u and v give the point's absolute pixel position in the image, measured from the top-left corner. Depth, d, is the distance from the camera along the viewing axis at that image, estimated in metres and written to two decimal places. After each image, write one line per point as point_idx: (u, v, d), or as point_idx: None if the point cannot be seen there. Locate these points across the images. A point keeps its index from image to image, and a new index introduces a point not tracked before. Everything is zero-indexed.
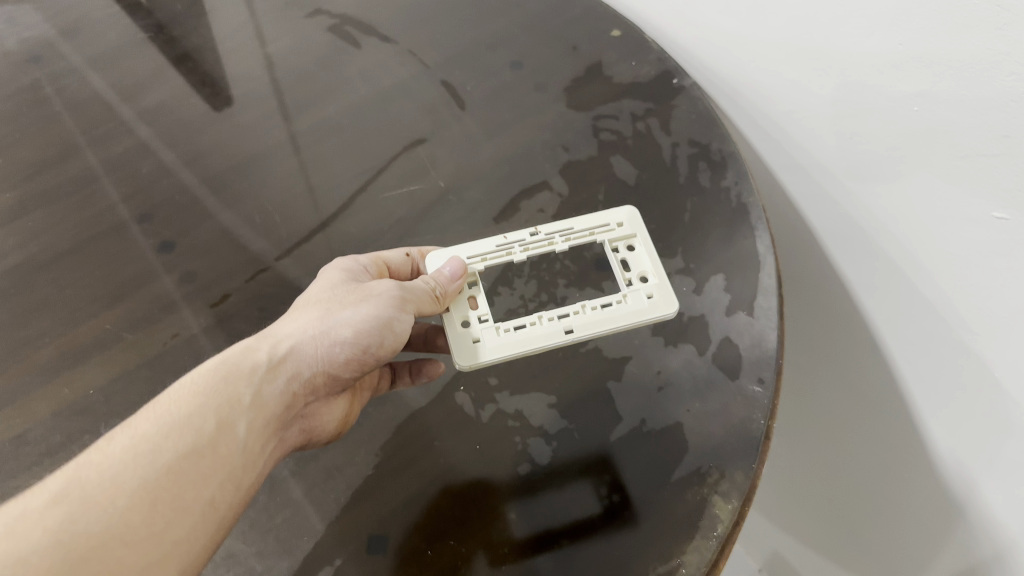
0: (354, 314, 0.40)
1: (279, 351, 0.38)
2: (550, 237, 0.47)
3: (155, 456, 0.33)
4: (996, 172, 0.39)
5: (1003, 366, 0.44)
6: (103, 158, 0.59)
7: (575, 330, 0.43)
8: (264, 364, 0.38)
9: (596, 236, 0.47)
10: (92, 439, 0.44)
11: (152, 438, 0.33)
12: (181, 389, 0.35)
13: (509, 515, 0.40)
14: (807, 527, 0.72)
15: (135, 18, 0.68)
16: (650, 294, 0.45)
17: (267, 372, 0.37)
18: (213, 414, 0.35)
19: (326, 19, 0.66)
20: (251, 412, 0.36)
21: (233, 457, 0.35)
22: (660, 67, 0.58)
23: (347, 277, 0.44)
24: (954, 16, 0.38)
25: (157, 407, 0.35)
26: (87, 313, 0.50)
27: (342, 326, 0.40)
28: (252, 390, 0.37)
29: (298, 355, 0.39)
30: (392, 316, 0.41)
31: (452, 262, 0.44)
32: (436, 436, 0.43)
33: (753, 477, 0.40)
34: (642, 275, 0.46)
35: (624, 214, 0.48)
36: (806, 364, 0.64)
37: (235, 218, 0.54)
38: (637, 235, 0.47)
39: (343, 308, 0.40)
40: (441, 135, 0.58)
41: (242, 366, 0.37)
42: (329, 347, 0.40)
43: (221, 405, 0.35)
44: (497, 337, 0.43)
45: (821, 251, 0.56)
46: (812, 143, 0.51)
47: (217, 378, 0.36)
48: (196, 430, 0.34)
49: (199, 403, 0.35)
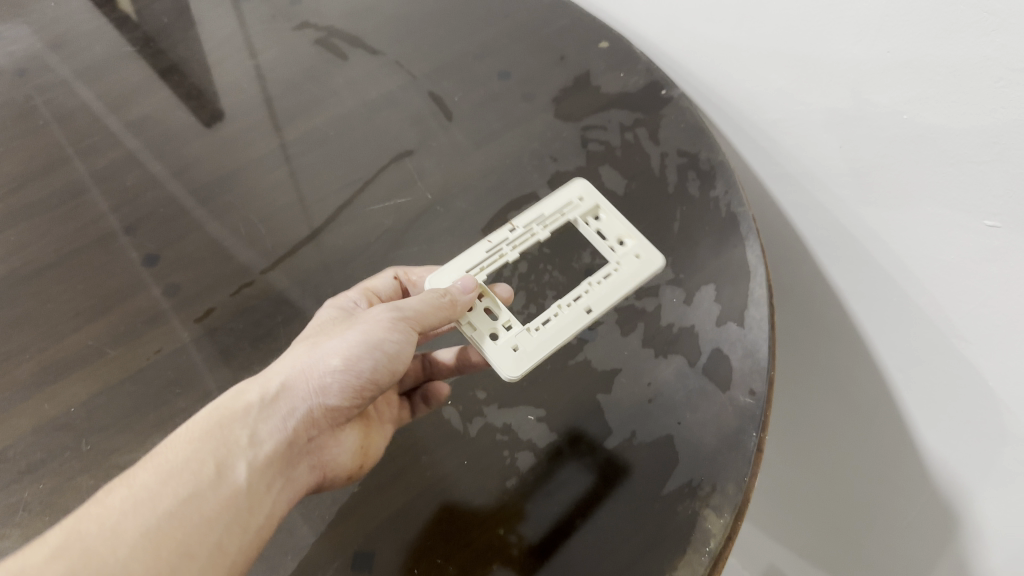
0: (342, 342, 0.39)
1: (269, 390, 0.38)
2: (529, 229, 0.48)
3: (155, 502, 0.33)
4: (987, 178, 0.39)
5: (1004, 373, 0.43)
6: (90, 170, 0.58)
7: (595, 307, 0.44)
8: (257, 402, 0.37)
9: (565, 216, 0.49)
10: (71, 456, 0.43)
11: (151, 486, 0.34)
12: (178, 436, 0.36)
13: (498, 530, 0.39)
14: (807, 543, 0.71)
15: (122, 31, 0.68)
16: (636, 254, 0.46)
17: (261, 411, 0.37)
18: (211, 456, 0.35)
19: (313, 32, 0.66)
20: (250, 450, 0.36)
21: (238, 494, 0.35)
22: (649, 76, 0.57)
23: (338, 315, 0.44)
24: (941, 22, 0.37)
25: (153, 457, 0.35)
26: (70, 328, 0.49)
27: (332, 355, 0.39)
28: (249, 430, 0.37)
29: (292, 392, 0.38)
30: (383, 338, 0.40)
31: (463, 279, 0.44)
32: (424, 451, 0.43)
33: (746, 490, 0.39)
34: (619, 239, 0.48)
35: (580, 189, 0.50)
36: (799, 376, 0.63)
37: (222, 229, 0.54)
38: (600, 205, 0.49)
39: (330, 339, 0.40)
40: (428, 145, 0.57)
41: (235, 408, 0.37)
42: (321, 378, 0.38)
43: (219, 447, 0.36)
44: (532, 338, 0.43)
45: (811, 259, 0.55)
46: (800, 151, 0.50)
47: (212, 421, 0.36)
48: (195, 474, 0.35)
49: (195, 447, 0.35)
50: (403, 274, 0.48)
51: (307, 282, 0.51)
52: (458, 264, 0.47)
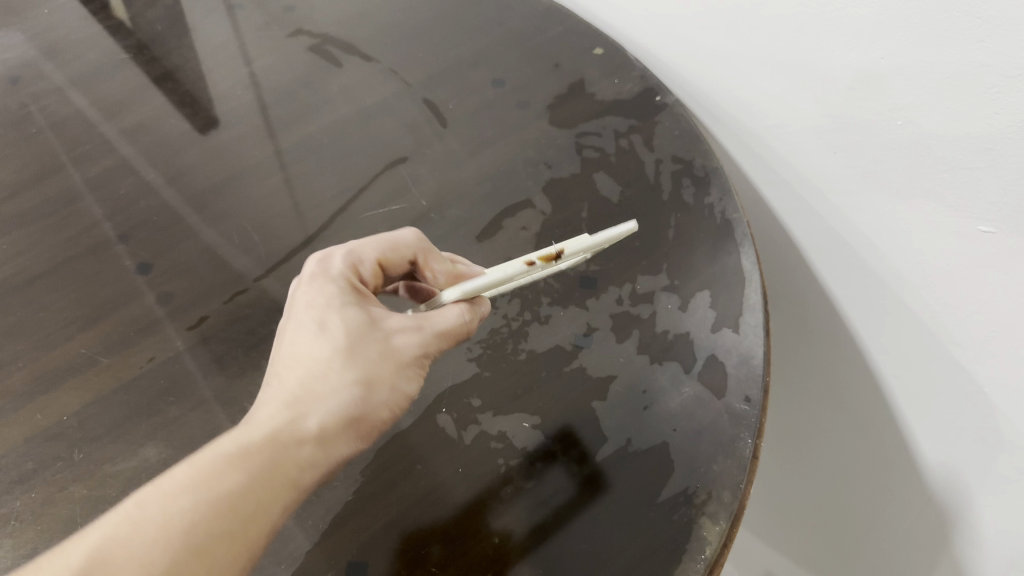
0: (391, 392, 0.39)
1: (325, 435, 0.36)
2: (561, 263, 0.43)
3: (187, 537, 0.30)
4: (981, 185, 0.39)
5: (1000, 380, 0.43)
6: (84, 178, 0.58)
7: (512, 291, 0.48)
8: (311, 447, 0.35)
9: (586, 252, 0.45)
10: (64, 466, 0.43)
11: (186, 516, 0.30)
12: (221, 459, 0.32)
13: (493, 539, 0.39)
14: (803, 549, 0.71)
15: (117, 38, 0.68)
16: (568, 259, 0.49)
17: (313, 456, 0.35)
18: (255, 496, 0.32)
19: (307, 39, 0.66)
20: (291, 497, 0.34)
21: (264, 536, 0.32)
22: (644, 83, 0.57)
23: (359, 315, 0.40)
24: (934, 29, 0.37)
25: (189, 474, 0.32)
26: (63, 336, 0.49)
27: (382, 407, 0.38)
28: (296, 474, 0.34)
29: (342, 438, 0.37)
30: (414, 388, 0.40)
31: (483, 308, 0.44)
32: (419, 459, 0.42)
33: (741, 497, 0.39)
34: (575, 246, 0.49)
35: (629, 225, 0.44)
36: (794, 383, 0.63)
37: (217, 236, 0.54)
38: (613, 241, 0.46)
39: (381, 388, 0.38)
40: (423, 153, 0.57)
41: (291, 450, 0.34)
42: (366, 430, 0.38)
43: (262, 486, 0.32)
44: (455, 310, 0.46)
45: (806, 266, 0.55)
46: (794, 158, 0.50)
47: (262, 459, 0.33)
48: (234, 511, 0.31)
49: (240, 480, 0.32)
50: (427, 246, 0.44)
51: None
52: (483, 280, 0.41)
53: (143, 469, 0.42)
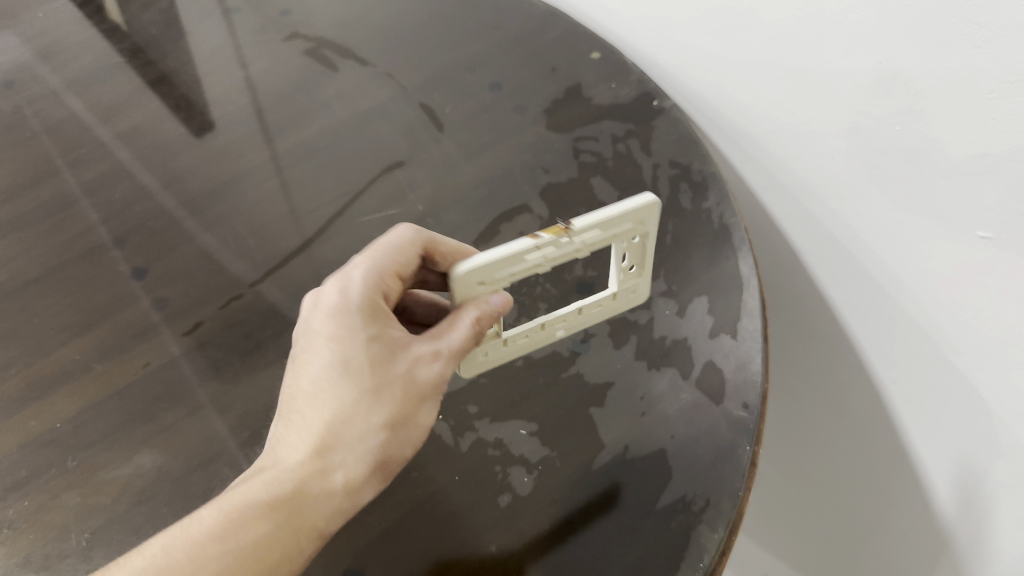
0: (417, 433, 0.38)
1: (352, 485, 0.35)
2: (574, 246, 0.39)
3: None
4: (979, 191, 0.39)
5: (996, 386, 0.43)
6: (79, 182, 0.58)
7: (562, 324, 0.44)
8: (337, 496, 0.35)
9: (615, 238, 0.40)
10: (57, 474, 0.42)
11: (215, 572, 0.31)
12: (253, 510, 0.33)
13: (491, 547, 0.39)
14: (799, 553, 0.71)
15: (112, 41, 0.68)
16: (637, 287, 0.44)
17: (340, 504, 0.35)
18: (280, 552, 0.33)
19: (303, 42, 0.66)
20: (314, 542, 0.35)
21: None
22: (640, 88, 0.57)
23: (386, 341, 0.38)
24: (930, 35, 0.37)
25: (220, 524, 0.32)
26: (57, 342, 0.48)
27: (409, 446, 0.37)
28: (321, 528, 0.35)
29: (370, 483, 0.36)
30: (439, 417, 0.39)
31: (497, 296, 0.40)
32: (416, 466, 0.42)
33: (739, 504, 0.39)
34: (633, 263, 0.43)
35: (645, 209, 0.39)
36: (793, 388, 0.63)
37: (213, 241, 0.54)
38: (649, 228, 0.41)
39: (407, 424, 0.37)
40: (419, 157, 0.57)
41: (318, 499, 0.34)
42: (393, 469, 0.37)
43: (290, 541, 0.33)
44: (501, 351, 0.43)
45: (803, 271, 0.55)
46: (790, 163, 0.50)
47: (291, 514, 0.34)
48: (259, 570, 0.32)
49: (269, 536, 0.33)
50: (429, 249, 0.41)
51: (298, 294, 0.50)
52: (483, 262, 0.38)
53: (139, 476, 0.42)
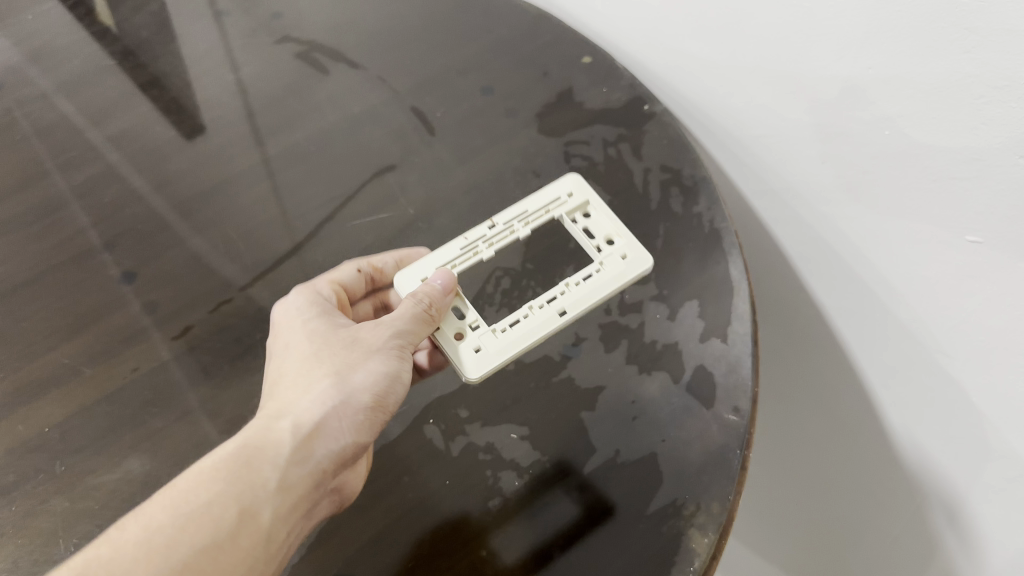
0: (367, 376, 0.39)
1: (303, 430, 0.37)
2: (510, 225, 0.49)
3: (171, 549, 0.31)
4: (969, 195, 0.39)
5: (984, 389, 0.44)
6: (69, 185, 0.57)
7: (568, 309, 0.45)
8: (289, 443, 0.36)
9: (551, 212, 0.50)
10: (45, 479, 0.42)
11: (167, 529, 0.32)
12: (202, 469, 0.34)
13: (483, 552, 0.39)
14: (790, 557, 0.71)
15: (103, 43, 0.68)
16: (622, 253, 0.47)
17: (294, 451, 0.36)
18: (234, 502, 0.34)
19: (294, 46, 0.66)
20: (277, 495, 0.35)
21: (256, 545, 0.34)
22: (632, 92, 0.57)
23: (330, 324, 0.42)
24: (920, 39, 0.38)
25: (174, 489, 0.33)
26: (46, 346, 0.48)
27: (361, 392, 0.39)
28: (277, 473, 0.35)
29: (326, 430, 0.38)
30: (400, 369, 0.41)
31: (439, 275, 0.45)
32: (407, 471, 0.42)
33: (729, 508, 0.39)
34: (608, 237, 0.49)
35: (570, 184, 0.50)
36: (783, 392, 0.63)
37: (204, 244, 0.53)
38: (589, 201, 0.50)
39: (353, 371, 0.39)
40: (410, 161, 0.57)
41: (266, 449, 0.36)
42: (354, 415, 0.38)
43: (244, 492, 0.34)
44: (496, 340, 0.44)
45: (794, 275, 0.55)
46: (781, 167, 0.50)
47: (239, 463, 0.35)
48: (215, 522, 0.33)
49: (220, 488, 0.34)
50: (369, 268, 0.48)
51: None
52: (428, 262, 0.48)
53: (128, 481, 0.42)
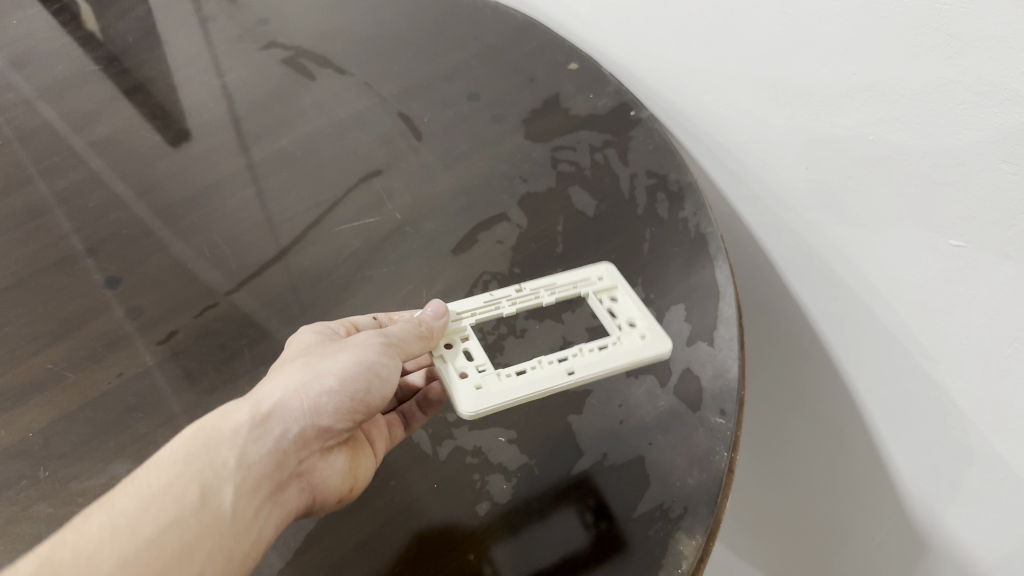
0: (336, 361, 0.38)
1: (260, 410, 0.36)
2: (536, 291, 0.45)
3: (136, 527, 0.31)
4: (952, 200, 0.40)
5: (967, 392, 0.44)
6: (52, 190, 0.57)
7: (577, 369, 0.41)
8: (248, 422, 0.36)
9: (579, 290, 0.46)
10: (28, 485, 0.42)
11: (130, 510, 0.32)
12: (163, 457, 0.34)
13: (470, 556, 0.38)
14: (778, 563, 0.71)
15: (87, 49, 0.67)
16: (643, 334, 0.43)
17: (252, 430, 0.36)
18: (195, 480, 0.33)
19: (280, 52, 0.66)
20: (237, 474, 0.34)
21: (222, 520, 0.33)
22: (618, 99, 0.58)
23: (321, 338, 0.42)
24: (903, 46, 0.38)
25: (137, 477, 0.33)
26: (28, 351, 0.48)
27: (326, 376, 0.38)
28: (236, 452, 0.35)
29: (284, 411, 0.37)
30: (376, 360, 0.39)
31: (432, 304, 0.43)
32: (394, 475, 0.42)
33: (717, 512, 0.39)
34: (630, 320, 0.44)
35: (602, 269, 0.47)
36: (770, 396, 0.63)
37: (187, 250, 0.53)
38: (618, 286, 0.46)
39: (323, 358, 0.38)
40: (397, 166, 0.57)
41: (224, 428, 0.35)
42: (316, 397, 0.37)
43: (203, 471, 0.34)
44: (500, 384, 0.40)
45: (780, 280, 0.55)
46: (766, 172, 0.51)
47: (197, 444, 0.34)
48: (177, 499, 0.33)
49: (179, 470, 0.33)
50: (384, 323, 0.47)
51: (274, 303, 0.50)
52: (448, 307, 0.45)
53: (110, 487, 0.41)
